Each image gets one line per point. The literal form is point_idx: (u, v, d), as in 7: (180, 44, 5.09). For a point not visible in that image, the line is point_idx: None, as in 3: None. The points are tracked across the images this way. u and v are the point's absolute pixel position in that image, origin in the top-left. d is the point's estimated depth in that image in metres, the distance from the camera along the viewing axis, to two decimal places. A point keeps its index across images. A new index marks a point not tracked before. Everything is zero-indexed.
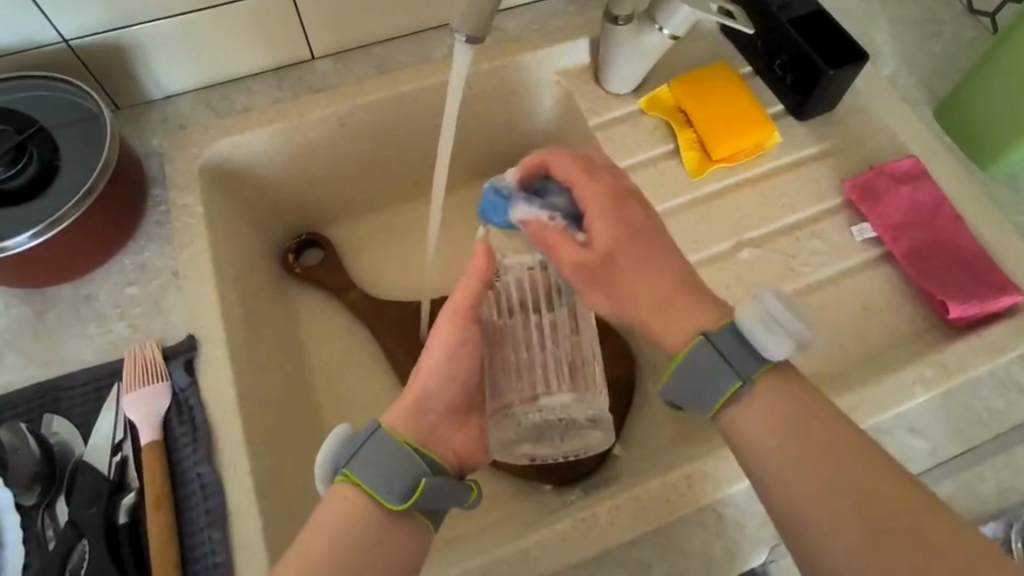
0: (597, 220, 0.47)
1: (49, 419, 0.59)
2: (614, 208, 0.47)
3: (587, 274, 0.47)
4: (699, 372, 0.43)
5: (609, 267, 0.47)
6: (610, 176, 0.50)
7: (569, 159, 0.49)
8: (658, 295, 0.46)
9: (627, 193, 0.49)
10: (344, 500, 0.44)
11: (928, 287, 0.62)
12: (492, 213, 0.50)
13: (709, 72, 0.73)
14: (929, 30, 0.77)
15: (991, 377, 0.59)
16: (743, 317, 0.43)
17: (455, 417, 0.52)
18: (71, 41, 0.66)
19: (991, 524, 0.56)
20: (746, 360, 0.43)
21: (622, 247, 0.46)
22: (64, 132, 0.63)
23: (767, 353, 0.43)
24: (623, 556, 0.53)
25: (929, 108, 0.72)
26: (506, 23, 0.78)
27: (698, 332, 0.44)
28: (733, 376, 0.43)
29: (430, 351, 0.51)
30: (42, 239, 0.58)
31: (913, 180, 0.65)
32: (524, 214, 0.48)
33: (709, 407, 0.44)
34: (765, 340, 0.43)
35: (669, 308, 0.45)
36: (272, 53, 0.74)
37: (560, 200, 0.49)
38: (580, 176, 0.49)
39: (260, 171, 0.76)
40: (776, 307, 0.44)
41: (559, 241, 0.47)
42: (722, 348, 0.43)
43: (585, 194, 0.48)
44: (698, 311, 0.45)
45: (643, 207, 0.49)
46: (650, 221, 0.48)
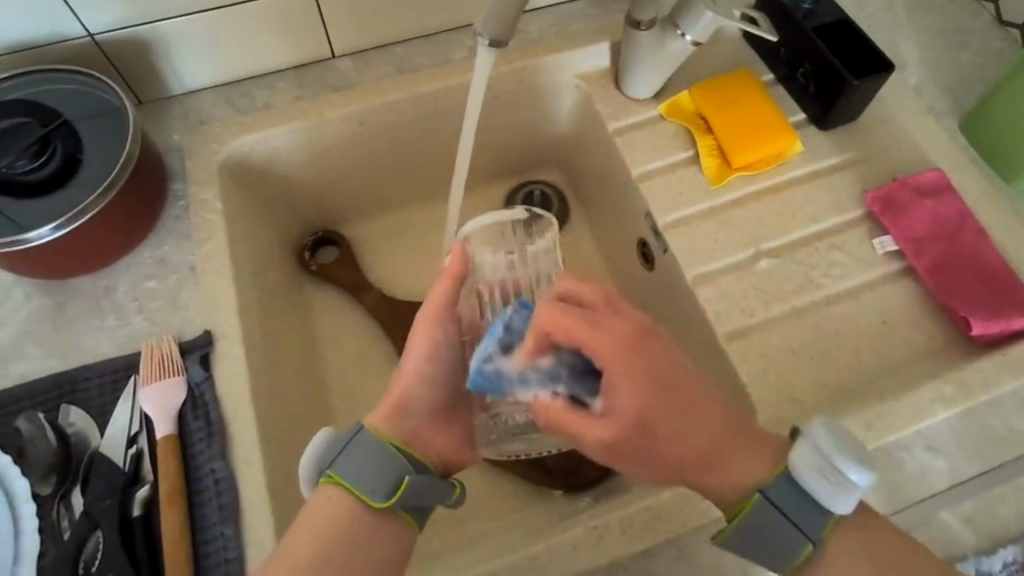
0: (614, 394, 0.44)
1: (66, 410, 0.60)
2: (636, 360, 0.44)
3: (619, 451, 0.45)
4: (765, 529, 0.45)
5: (644, 437, 0.44)
6: (612, 313, 0.46)
7: (568, 313, 0.45)
8: (691, 462, 0.45)
9: (641, 332, 0.45)
10: (330, 500, 0.45)
11: (950, 303, 0.61)
12: (489, 387, 0.47)
13: (731, 79, 0.72)
14: (957, 41, 0.76)
15: (1013, 396, 0.58)
16: (797, 464, 0.44)
17: (440, 417, 0.53)
18: (97, 36, 0.67)
19: (1010, 547, 0.56)
20: (809, 517, 0.44)
21: (650, 410, 0.44)
22: (88, 125, 0.63)
23: (834, 508, 0.44)
24: (633, 565, 0.53)
25: (955, 119, 0.71)
26: (528, 26, 0.78)
27: (755, 486, 0.46)
28: (804, 539, 0.45)
29: (409, 354, 0.52)
30: (64, 232, 0.59)
31: (937, 194, 0.65)
32: (530, 395, 0.46)
33: (783, 565, 0.45)
34: (823, 492, 0.44)
35: (715, 468, 0.45)
36: (293, 51, 0.74)
37: (559, 366, 0.46)
38: (581, 330, 0.44)
39: (279, 168, 0.76)
40: (825, 445, 0.44)
41: (576, 421, 0.45)
42: (782, 504, 0.45)
43: (589, 344, 0.44)
44: (751, 455, 0.46)
45: (663, 348, 0.45)
46: (672, 362, 0.45)
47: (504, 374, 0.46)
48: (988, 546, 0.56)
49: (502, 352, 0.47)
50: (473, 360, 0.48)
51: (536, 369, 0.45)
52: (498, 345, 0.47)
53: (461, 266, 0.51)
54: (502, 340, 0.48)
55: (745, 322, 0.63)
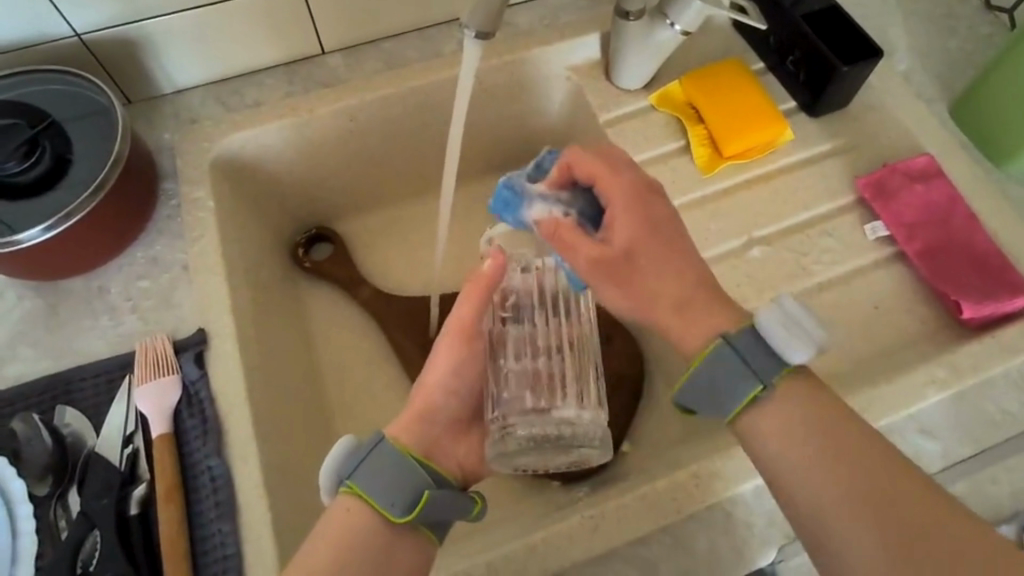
0: (613, 223, 0.51)
1: (62, 411, 0.60)
2: (636, 208, 0.51)
3: (603, 266, 0.50)
4: (720, 374, 0.46)
5: (629, 262, 0.50)
6: (632, 170, 0.53)
7: (591, 155, 0.54)
8: (665, 296, 0.49)
9: (649, 188, 0.52)
10: (348, 512, 0.45)
11: (942, 287, 0.61)
12: (506, 207, 0.57)
13: (720, 68, 0.72)
14: (946, 27, 0.76)
15: (1004, 378, 0.59)
16: (763, 320, 0.47)
17: (457, 429, 0.56)
18: (84, 35, 0.66)
19: (1005, 527, 0.55)
20: (768, 365, 0.45)
21: (641, 242, 0.50)
22: (77, 126, 0.63)
23: (789, 356, 0.45)
24: (630, 554, 0.53)
25: (945, 104, 0.71)
26: (517, 17, 0.78)
27: (716, 336, 0.47)
28: (756, 379, 0.45)
29: (432, 367, 0.54)
30: (55, 232, 0.59)
31: (927, 179, 0.65)
32: (540, 211, 0.54)
33: (731, 411, 0.45)
34: (784, 343, 0.45)
35: (686, 307, 0.48)
36: (282, 48, 0.74)
37: (575, 197, 0.55)
38: (601, 169, 0.53)
39: (270, 166, 0.76)
40: (787, 310, 0.48)
41: (572, 236, 0.51)
42: (746, 356, 0.46)
43: (604, 186, 0.52)
44: (718, 314, 0.48)
45: (665, 203, 0.52)
46: (677, 241, 0.50)
47: (525, 192, 0.56)
48: None
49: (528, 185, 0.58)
50: (502, 179, 0.58)
51: (556, 197, 0.55)
52: (526, 181, 0.58)
53: (496, 274, 0.52)
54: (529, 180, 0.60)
55: (737, 310, 0.63)
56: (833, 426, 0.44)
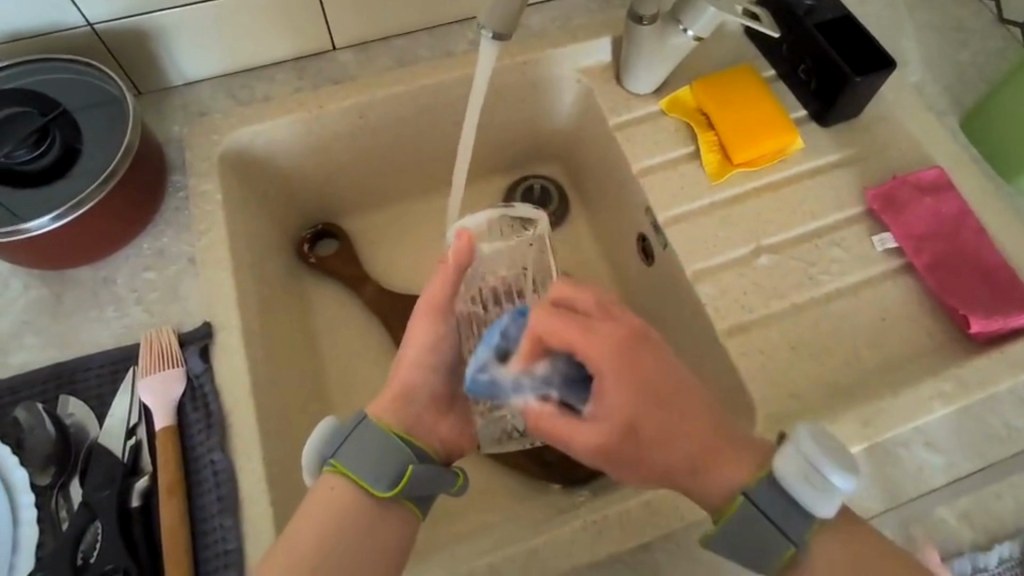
0: (605, 414, 0.44)
1: (65, 400, 0.60)
2: (629, 370, 0.44)
3: (609, 457, 0.45)
4: (749, 528, 0.44)
5: (631, 442, 0.44)
6: (606, 318, 0.46)
7: (567, 322, 0.45)
8: (679, 467, 0.45)
9: (633, 337, 0.45)
10: (332, 489, 0.45)
11: (950, 301, 0.61)
12: (482, 392, 0.46)
13: (732, 75, 0.72)
14: (958, 39, 0.76)
15: (1010, 393, 0.59)
16: (783, 470, 0.44)
17: (439, 406, 0.53)
18: (97, 25, 0.66)
19: (1007, 543, 0.56)
20: (793, 520, 0.44)
21: (641, 415, 0.44)
22: (87, 115, 0.63)
23: (819, 512, 0.43)
24: (632, 559, 0.53)
25: (956, 117, 0.71)
26: (529, 20, 0.78)
27: (738, 490, 0.45)
28: (786, 540, 0.44)
29: (411, 342, 0.52)
30: (63, 222, 0.59)
31: (937, 192, 0.65)
32: (524, 403, 0.45)
33: (769, 567, 0.45)
34: (813, 498, 0.43)
35: (705, 468, 0.45)
36: (294, 43, 0.74)
37: (554, 372, 0.45)
38: (574, 333, 0.45)
39: (278, 160, 0.76)
40: (812, 450, 0.43)
41: (573, 429, 0.45)
42: (768, 509, 0.44)
43: (587, 352, 0.44)
44: (733, 460, 0.45)
45: (655, 352, 0.46)
46: (664, 366, 0.45)
47: (499, 382, 0.45)
48: (985, 542, 0.57)
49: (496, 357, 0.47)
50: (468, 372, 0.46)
51: (534, 374, 0.45)
52: (493, 351, 0.47)
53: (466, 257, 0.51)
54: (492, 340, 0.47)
55: (743, 318, 0.63)
56: (870, 560, 0.44)
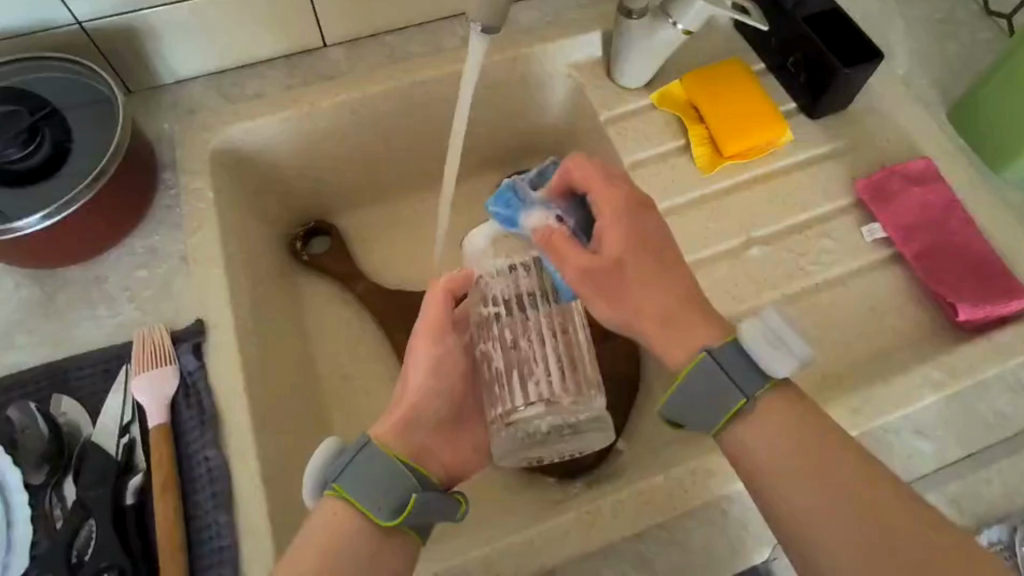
0: (604, 233, 0.52)
1: (58, 399, 0.59)
2: (632, 219, 0.52)
3: (591, 278, 0.51)
4: (706, 386, 0.47)
5: (616, 271, 0.51)
6: (624, 181, 0.54)
7: (591, 167, 0.54)
8: (648, 310, 0.50)
9: (644, 204, 0.53)
10: (334, 514, 0.46)
11: (938, 290, 0.61)
12: (502, 207, 0.56)
13: (722, 69, 0.72)
14: (946, 32, 0.77)
15: (999, 381, 0.59)
16: (746, 335, 0.47)
17: (445, 431, 0.55)
18: (85, 24, 0.66)
19: (996, 527, 0.57)
20: (750, 377, 0.46)
21: (629, 255, 0.51)
22: (77, 114, 0.63)
23: (773, 372, 0.46)
24: (626, 549, 0.54)
25: (944, 108, 0.72)
26: (520, 15, 0.78)
27: (704, 348, 0.48)
28: (738, 391, 0.46)
29: (412, 366, 0.53)
30: (54, 220, 0.58)
31: (925, 182, 0.65)
32: (535, 220, 0.53)
33: (716, 420, 0.47)
34: (767, 357, 0.46)
35: (671, 322, 0.49)
36: (284, 40, 0.74)
37: (574, 211, 0.55)
38: (597, 178, 0.53)
39: (270, 157, 0.76)
40: (776, 325, 0.47)
41: (567, 247, 0.51)
42: (727, 368, 0.47)
43: (600, 199, 0.53)
44: (705, 326, 0.49)
45: (660, 225, 0.53)
46: (661, 233, 0.52)
47: (527, 198, 0.55)
48: (975, 527, 0.57)
49: (529, 191, 0.57)
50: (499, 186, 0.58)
51: (555, 205, 0.54)
52: (527, 183, 0.58)
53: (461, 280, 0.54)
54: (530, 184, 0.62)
55: (735, 310, 0.63)
56: (814, 436, 0.45)
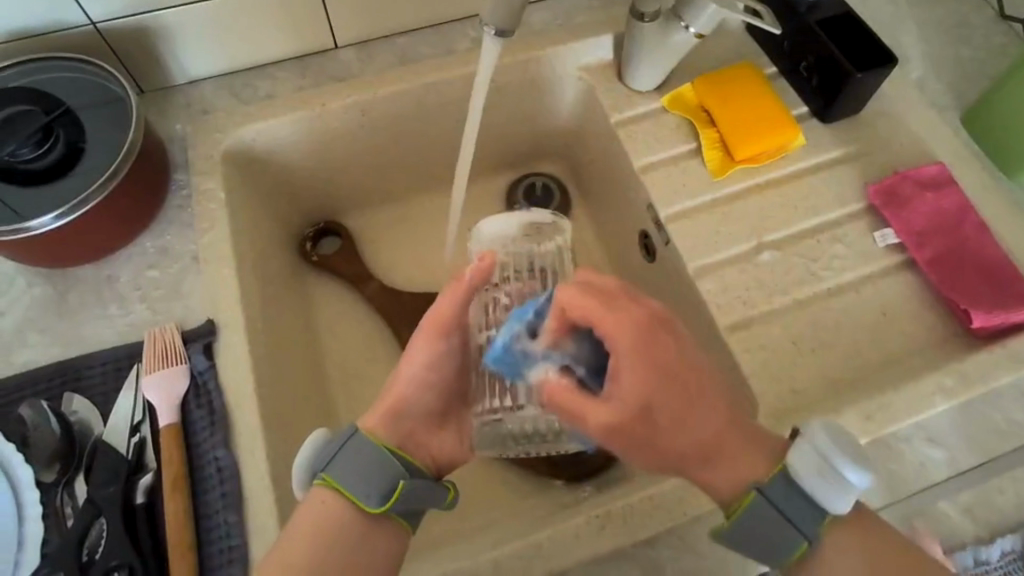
0: (619, 374, 0.43)
1: (69, 398, 0.60)
2: (649, 345, 0.44)
3: (617, 435, 0.44)
4: (761, 530, 0.44)
5: (644, 426, 0.43)
6: (631, 301, 0.45)
7: (591, 295, 0.45)
8: (690, 457, 0.45)
9: (655, 322, 0.45)
10: (323, 503, 0.46)
11: (951, 296, 0.61)
12: (505, 364, 0.49)
13: (734, 72, 0.72)
14: (960, 36, 0.76)
15: (1013, 388, 0.59)
16: (796, 465, 0.44)
17: (435, 422, 0.53)
18: (99, 24, 0.66)
19: (1009, 537, 0.56)
20: (805, 514, 0.44)
21: (653, 394, 0.43)
22: (90, 114, 0.63)
23: (830, 505, 0.43)
24: (635, 554, 0.54)
25: (958, 113, 0.71)
26: (530, 17, 0.78)
27: (750, 485, 0.45)
28: (799, 535, 0.44)
29: (408, 360, 0.51)
30: (67, 220, 0.59)
31: (939, 187, 0.65)
32: (542, 372, 0.47)
33: (782, 562, 0.44)
34: (824, 491, 0.43)
35: (715, 462, 0.45)
36: (295, 41, 0.74)
37: (580, 344, 0.47)
38: (599, 309, 0.44)
39: (281, 158, 0.76)
40: (826, 445, 0.44)
41: (583, 404, 0.44)
42: (782, 508, 0.44)
43: (609, 333, 0.44)
44: (749, 458, 0.45)
45: (673, 337, 0.45)
46: (683, 349, 0.44)
47: (528, 354, 0.48)
48: (987, 536, 0.57)
49: (528, 336, 0.49)
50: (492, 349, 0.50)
51: (559, 350, 0.46)
52: (525, 328, 0.49)
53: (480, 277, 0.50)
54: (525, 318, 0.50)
55: (745, 315, 0.63)
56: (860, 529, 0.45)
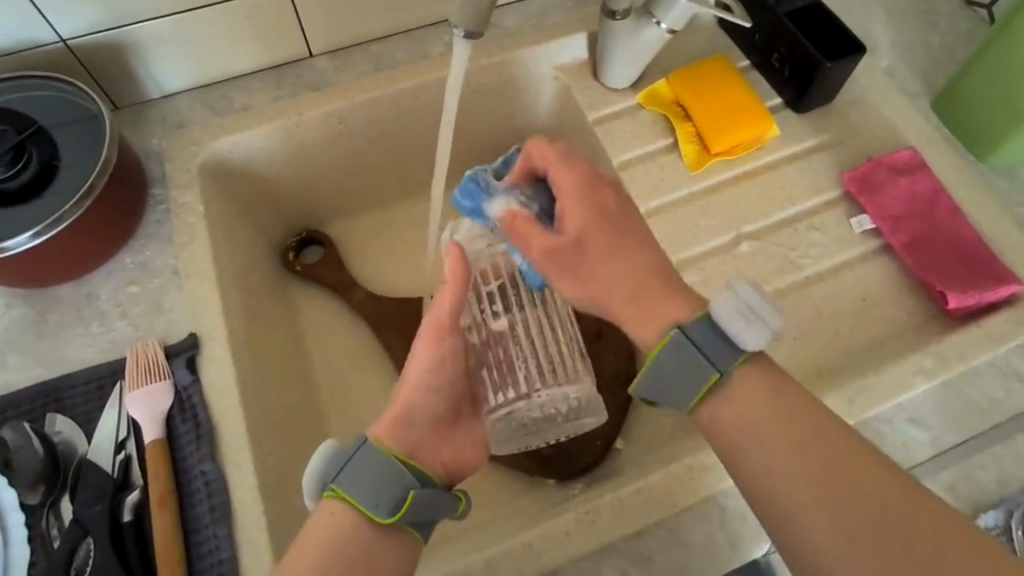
0: (566, 207, 0.51)
1: (52, 418, 0.59)
2: (589, 197, 0.51)
3: (555, 257, 0.51)
4: (679, 366, 0.46)
5: (578, 250, 0.50)
6: (586, 165, 0.53)
7: (551, 151, 0.53)
8: (617, 286, 0.49)
9: (604, 182, 0.52)
10: (333, 516, 0.45)
11: (927, 278, 0.62)
12: (467, 198, 0.55)
13: (706, 66, 0.73)
14: (927, 22, 0.77)
15: (991, 366, 0.60)
16: (718, 309, 0.46)
17: (443, 428, 0.53)
18: (69, 41, 0.66)
19: (991, 511, 0.56)
20: (723, 353, 0.45)
21: (591, 228, 0.50)
22: (63, 132, 0.63)
23: (745, 344, 0.45)
24: (627, 547, 0.54)
25: (927, 99, 0.73)
26: (504, 19, 0.78)
27: (672, 325, 0.47)
28: (712, 368, 0.45)
29: (414, 362, 0.52)
30: (42, 239, 0.58)
31: (912, 172, 0.66)
32: (499, 205, 0.53)
33: (692, 399, 0.46)
34: (742, 333, 0.45)
35: (639, 299, 0.48)
36: (270, 51, 0.74)
37: (542, 197, 0.54)
38: (556, 161, 0.53)
39: (260, 168, 0.76)
40: (747, 296, 0.46)
41: (529, 228, 0.51)
42: (701, 343, 0.45)
43: (559, 182, 0.52)
44: (670, 302, 0.48)
45: (618, 198, 0.52)
46: (627, 215, 0.51)
47: (490, 185, 0.55)
48: (970, 512, 0.56)
49: (494, 178, 0.57)
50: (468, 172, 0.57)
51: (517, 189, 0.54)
52: (492, 170, 0.58)
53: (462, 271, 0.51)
54: (497, 172, 0.58)
55: None
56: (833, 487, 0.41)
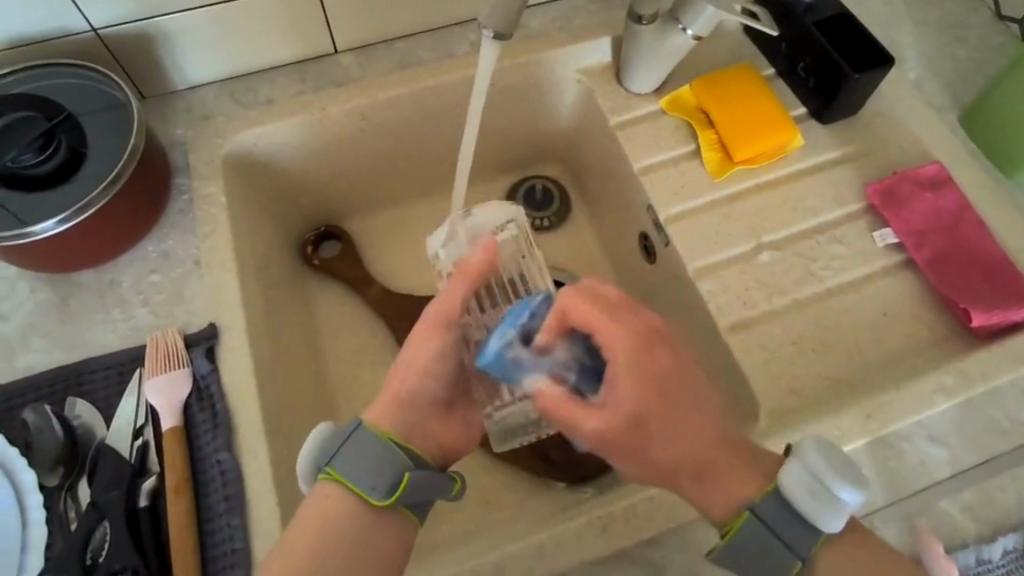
0: (616, 383, 0.43)
1: (72, 402, 0.60)
2: (641, 358, 0.43)
3: (609, 443, 0.44)
4: (754, 550, 0.45)
5: (640, 437, 0.43)
6: (630, 313, 0.45)
7: (590, 305, 0.44)
8: (686, 463, 0.45)
9: (649, 335, 0.45)
10: (329, 498, 0.46)
11: (951, 295, 0.61)
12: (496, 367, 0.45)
13: (731, 73, 0.72)
14: (957, 36, 0.76)
15: (1013, 387, 0.59)
16: (787, 483, 0.44)
17: (440, 411, 0.52)
18: (101, 30, 0.67)
19: (1010, 534, 0.57)
20: (800, 534, 0.44)
21: (649, 408, 0.43)
22: (92, 120, 0.64)
23: (824, 525, 0.43)
24: (637, 554, 0.54)
25: (955, 113, 0.72)
26: (529, 21, 0.78)
27: (743, 505, 0.45)
28: (793, 555, 0.44)
29: (411, 351, 0.50)
30: (69, 226, 0.59)
31: (938, 187, 0.65)
32: (538, 379, 0.44)
33: None
34: (818, 511, 0.43)
35: (708, 476, 0.45)
36: (296, 46, 0.74)
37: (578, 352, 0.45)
38: (598, 319, 0.44)
39: (281, 162, 0.76)
40: (818, 465, 0.44)
41: (576, 410, 0.43)
42: (773, 524, 0.44)
43: (605, 341, 0.44)
44: (740, 475, 0.45)
45: (666, 351, 0.44)
46: (674, 369, 0.44)
47: (523, 357, 0.44)
48: (988, 533, 0.57)
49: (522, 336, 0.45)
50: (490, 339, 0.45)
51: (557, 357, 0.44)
52: (517, 328, 0.45)
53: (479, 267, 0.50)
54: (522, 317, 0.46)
55: (745, 316, 0.63)
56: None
